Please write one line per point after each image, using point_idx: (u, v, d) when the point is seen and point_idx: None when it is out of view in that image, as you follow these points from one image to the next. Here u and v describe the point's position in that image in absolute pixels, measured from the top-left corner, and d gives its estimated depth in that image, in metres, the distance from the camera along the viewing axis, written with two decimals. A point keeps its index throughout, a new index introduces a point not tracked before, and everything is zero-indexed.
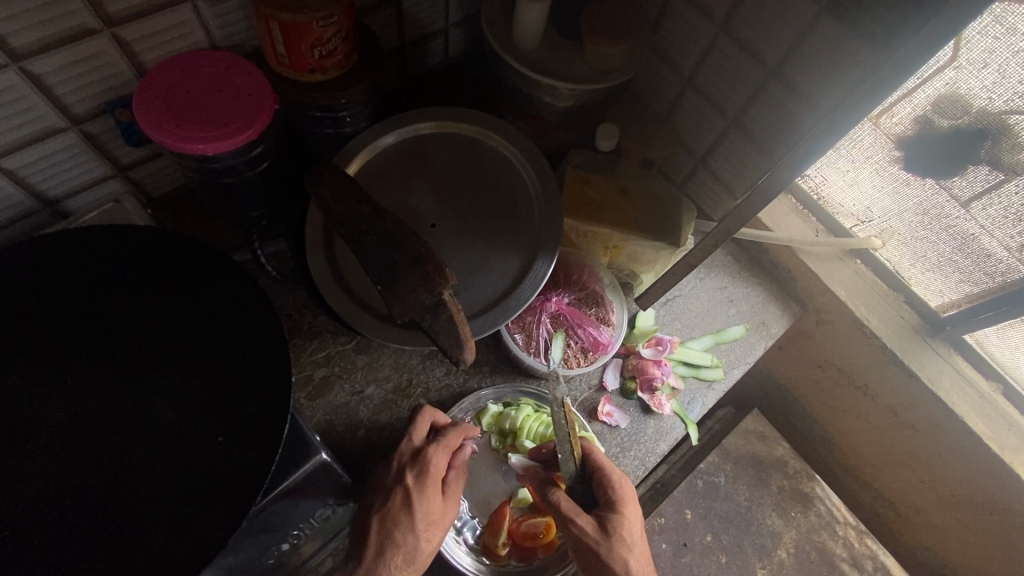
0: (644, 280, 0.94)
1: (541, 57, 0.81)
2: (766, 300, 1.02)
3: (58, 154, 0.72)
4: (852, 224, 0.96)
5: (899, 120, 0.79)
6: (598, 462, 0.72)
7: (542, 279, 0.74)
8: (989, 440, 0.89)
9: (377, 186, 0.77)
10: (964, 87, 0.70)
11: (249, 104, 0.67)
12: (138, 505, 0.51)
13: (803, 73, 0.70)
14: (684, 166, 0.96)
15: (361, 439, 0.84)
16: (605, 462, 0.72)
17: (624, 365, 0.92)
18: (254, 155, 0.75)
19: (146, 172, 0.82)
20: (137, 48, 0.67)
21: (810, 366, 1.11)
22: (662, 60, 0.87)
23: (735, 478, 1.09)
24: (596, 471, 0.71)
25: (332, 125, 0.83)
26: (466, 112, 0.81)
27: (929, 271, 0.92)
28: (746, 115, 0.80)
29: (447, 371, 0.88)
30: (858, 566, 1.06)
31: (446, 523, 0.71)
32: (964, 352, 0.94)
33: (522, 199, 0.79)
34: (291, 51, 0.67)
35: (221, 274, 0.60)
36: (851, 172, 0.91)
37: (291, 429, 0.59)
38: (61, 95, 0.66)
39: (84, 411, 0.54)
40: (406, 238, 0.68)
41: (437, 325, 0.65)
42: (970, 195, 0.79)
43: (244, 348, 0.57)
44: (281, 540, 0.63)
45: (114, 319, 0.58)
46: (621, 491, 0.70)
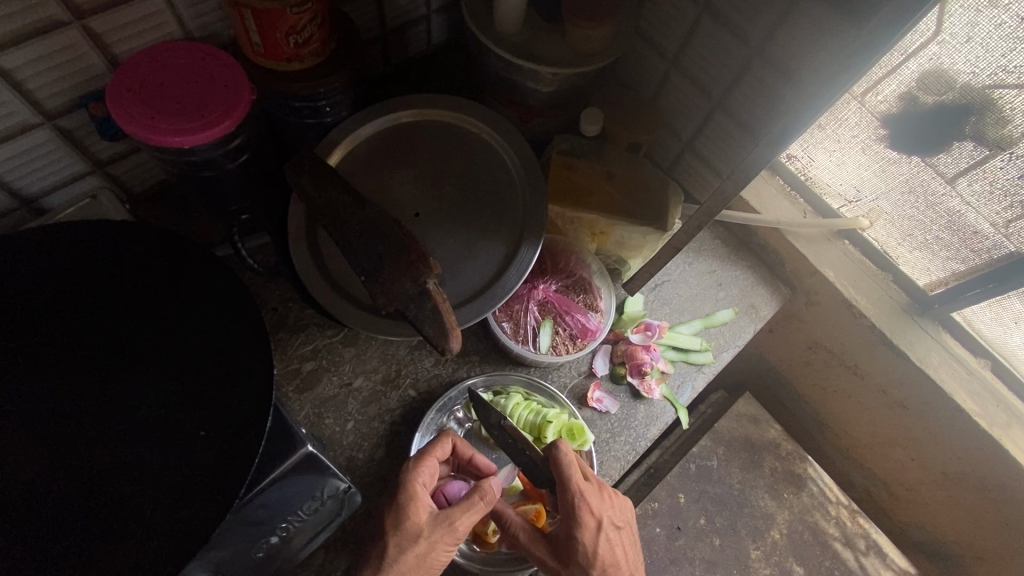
0: (632, 266, 0.94)
1: (523, 42, 0.80)
2: (755, 283, 1.02)
3: (33, 150, 0.71)
4: (839, 204, 0.96)
5: (884, 98, 0.79)
6: (559, 481, 0.69)
7: (528, 266, 0.73)
8: (977, 417, 0.90)
9: (359, 176, 0.77)
10: (947, 62, 0.70)
11: (225, 94, 0.66)
12: (120, 501, 0.50)
13: (785, 51, 0.69)
14: (670, 149, 0.96)
15: (350, 431, 0.83)
16: (564, 476, 0.69)
17: (613, 351, 0.92)
18: (233, 147, 0.74)
19: (124, 168, 0.81)
20: (109, 40, 0.66)
21: (800, 348, 1.11)
22: (646, 42, 0.87)
23: (728, 461, 1.09)
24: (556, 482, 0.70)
25: (313, 115, 0.82)
26: (446, 98, 0.80)
27: (916, 249, 0.92)
28: (731, 96, 0.79)
29: (436, 361, 0.88)
30: (850, 545, 1.07)
31: (428, 537, 0.66)
32: (953, 330, 0.94)
33: (506, 185, 0.78)
34: (265, 40, 0.66)
35: (200, 267, 0.59)
36: (837, 151, 0.90)
37: (275, 422, 0.59)
38: (32, 90, 0.65)
39: (65, 409, 0.53)
40: (389, 227, 0.67)
41: (422, 315, 0.64)
42: (955, 171, 0.79)
43: (225, 341, 0.56)
44: (269, 534, 0.63)
45: (93, 316, 0.57)
46: (580, 502, 0.69)
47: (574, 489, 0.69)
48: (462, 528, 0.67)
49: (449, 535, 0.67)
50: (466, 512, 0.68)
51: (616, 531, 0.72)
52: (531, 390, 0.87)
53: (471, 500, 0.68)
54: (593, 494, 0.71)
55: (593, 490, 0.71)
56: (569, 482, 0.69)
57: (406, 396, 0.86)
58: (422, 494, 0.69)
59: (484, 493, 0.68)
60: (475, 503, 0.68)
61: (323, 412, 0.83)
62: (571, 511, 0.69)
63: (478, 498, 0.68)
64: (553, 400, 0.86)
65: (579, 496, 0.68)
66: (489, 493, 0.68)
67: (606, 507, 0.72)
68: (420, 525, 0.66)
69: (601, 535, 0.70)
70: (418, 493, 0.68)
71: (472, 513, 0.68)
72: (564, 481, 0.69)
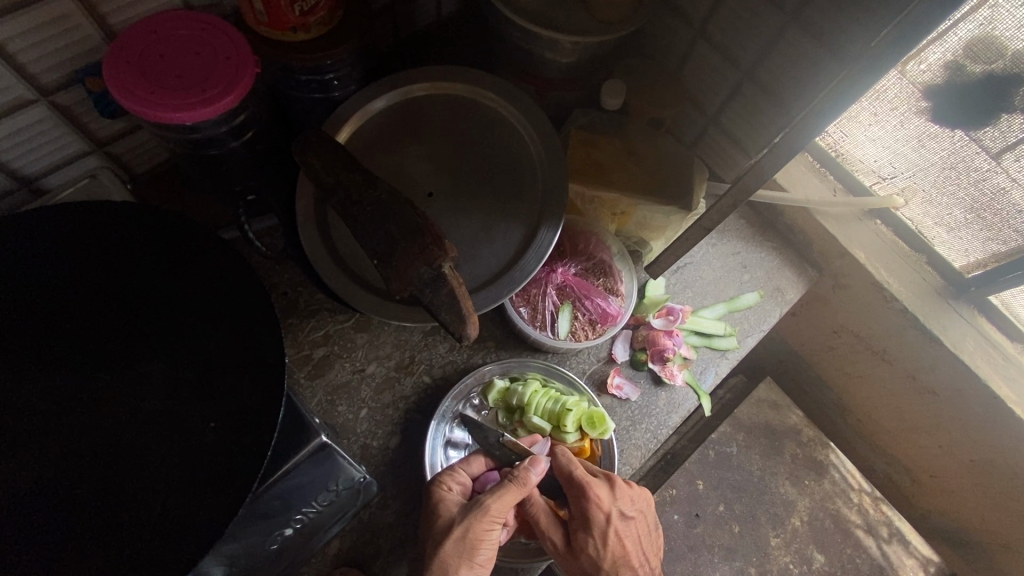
0: (654, 247, 0.89)
1: (540, 9, 0.75)
2: (781, 265, 0.98)
3: (30, 129, 0.67)
4: (872, 181, 0.91)
5: (927, 67, 0.74)
6: (564, 476, 0.70)
7: (547, 249, 0.70)
8: (1013, 405, 0.86)
9: (369, 154, 0.73)
10: (1000, 27, 0.65)
11: (228, 67, 0.62)
12: (129, 496, 0.48)
13: (824, 16, 0.64)
14: (694, 124, 0.91)
15: (364, 419, 0.81)
16: (570, 471, 0.70)
17: (633, 336, 0.89)
18: (238, 123, 0.71)
19: (125, 147, 0.78)
20: (104, 9, 0.62)
21: (825, 332, 1.07)
22: (671, 10, 0.81)
23: (748, 448, 1.07)
24: (564, 478, 0.70)
25: (320, 89, 0.78)
26: (459, 70, 0.76)
27: (954, 229, 0.87)
28: (762, 67, 0.75)
29: (450, 347, 0.85)
30: (872, 533, 1.05)
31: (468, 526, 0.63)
32: (989, 313, 0.90)
33: (524, 163, 0.74)
34: (269, 7, 0.62)
35: (206, 250, 0.56)
36: (873, 125, 0.85)
37: (288, 412, 0.56)
38: (25, 64, 0.61)
39: (72, 399, 0.51)
40: (401, 208, 0.64)
41: (438, 300, 0.61)
42: (1002, 146, 0.74)
43: (234, 328, 0.54)
44: (284, 525, 0.61)
45: (97, 302, 0.54)
46: (589, 497, 0.69)
47: (579, 485, 0.69)
48: (501, 511, 0.64)
49: (488, 522, 0.64)
50: (499, 496, 0.65)
51: (628, 523, 0.71)
52: (549, 377, 0.84)
53: (505, 485, 0.65)
54: (600, 486, 0.70)
55: (602, 486, 0.71)
56: (574, 477, 0.69)
57: (421, 382, 0.84)
58: (450, 494, 0.68)
59: (517, 476, 0.66)
60: (509, 488, 0.65)
61: (336, 399, 0.81)
62: (580, 503, 0.69)
63: (512, 483, 0.65)
64: (573, 386, 0.83)
65: (585, 493, 0.68)
66: (523, 476, 0.66)
67: (616, 501, 0.71)
68: (454, 518, 0.65)
69: (611, 527, 0.69)
70: (445, 493, 0.68)
71: (507, 496, 0.64)
72: (569, 476, 0.70)
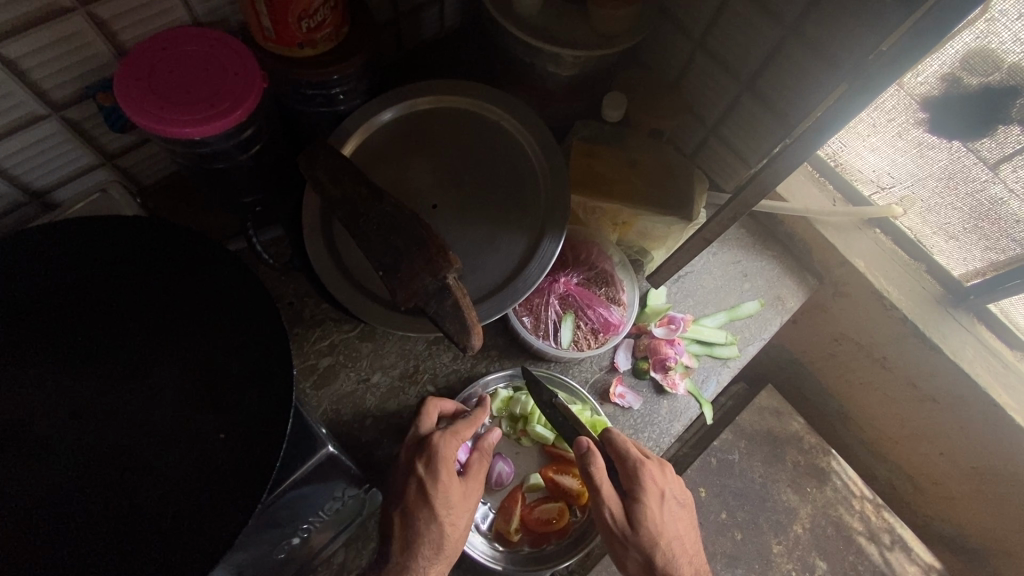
0: (655, 257, 0.90)
1: (542, 23, 0.76)
2: (782, 274, 0.98)
3: (41, 143, 0.69)
4: (871, 191, 0.92)
5: (925, 79, 0.75)
6: (619, 456, 0.72)
7: (550, 259, 0.71)
8: (1013, 412, 0.87)
9: (374, 167, 0.74)
10: (995, 41, 0.66)
11: (237, 82, 0.63)
12: (140, 506, 0.49)
13: (822, 30, 0.65)
14: (694, 135, 0.92)
15: (369, 428, 0.82)
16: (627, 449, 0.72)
17: (636, 344, 0.90)
18: (245, 137, 0.72)
19: (134, 160, 0.79)
20: (115, 26, 0.64)
21: (826, 340, 1.08)
22: (671, 22, 0.83)
23: (750, 455, 1.07)
24: (617, 458, 0.72)
25: (325, 103, 0.79)
26: (463, 84, 0.77)
27: (953, 238, 0.88)
28: (761, 79, 0.76)
29: (454, 356, 0.86)
30: (874, 540, 1.05)
31: (467, 503, 0.71)
32: (988, 321, 0.91)
33: (526, 174, 0.76)
34: (276, 24, 0.63)
35: (215, 264, 0.57)
36: (871, 136, 0.86)
37: (295, 423, 0.57)
38: (38, 80, 0.63)
39: (83, 411, 0.52)
40: (407, 220, 0.65)
41: (443, 311, 0.62)
42: (999, 156, 0.75)
43: (242, 341, 0.55)
44: (291, 535, 0.62)
45: (108, 315, 0.55)
46: (644, 477, 0.70)
47: (636, 460, 0.71)
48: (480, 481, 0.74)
49: (474, 493, 0.73)
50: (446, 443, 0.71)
51: (676, 505, 0.73)
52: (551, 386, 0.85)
53: (482, 459, 0.75)
54: (653, 467, 0.73)
55: (655, 466, 0.73)
56: (629, 454, 0.71)
57: (425, 391, 0.84)
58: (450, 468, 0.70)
59: (488, 447, 0.75)
60: (484, 461, 0.75)
61: (341, 409, 0.82)
62: (635, 479, 0.70)
63: (485, 456, 0.75)
64: (574, 395, 0.84)
65: (644, 467, 0.71)
66: (489, 444, 0.75)
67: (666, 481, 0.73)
68: (459, 497, 0.70)
69: (664, 503, 0.71)
70: (449, 467, 0.70)
71: (480, 468, 0.74)
72: (624, 455, 0.71)
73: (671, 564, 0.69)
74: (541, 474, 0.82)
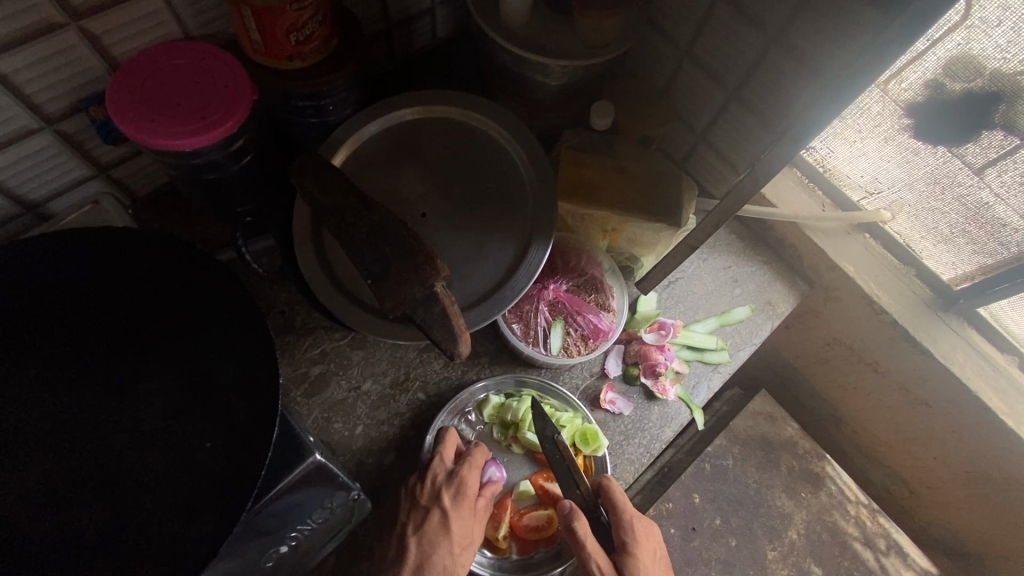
0: (644, 263, 0.91)
1: (530, 34, 0.77)
2: (772, 279, 0.99)
3: (34, 156, 0.70)
4: (860, 196, 0.93)
5: (908, 86, 0.75)
6: (613, 509, 0.75)
7: (538, 266, 0.71)
8: (1005, 416, 0.87)
9: (364, 176, 0.75)
10: (977, 47, 0.67)
11: (227, 94, 0.64)
12: (125, 516, 0.49)
13: (804, 38, 0.66)
14: (683, 142, 0.93)
15: (360, 436, 0.82)
16: (621, 501, 0.75)
17: (626, 351, 0.90)
18: (237, 148, 0.73)
19: (127, 171, 0.80)
20: (108, 41, 0.65)
21: (818, 345, 1.08)
22: (658, 31, 0.84)
23: (744, 460, 1.07)
24: (610, 511, 0.75)
25: (316, 114, 0.80)
26: (452, 95, 0.78)
27: (941, 243, 0.88)
28: (747, 86, 0.76)
29: (445, 364, 0.87)
30: (870, 545, 1.05)
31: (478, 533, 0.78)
32: (978, 325, 0.91)
33: (515, 183, 0.76)
34: (266, 38, 0.64)
35: (204, 274, 0.58)
36: (858, 142, 0.87)
37: (282, 431, 0.57)
38: (31, 94, 0.64)
39: (72, 421, 0.52)
40: (396, 229, 0.65)
41: (431, 319, 0.63)
42: (984, 161, 0.76)
43: (229, 350, 0.55)
44: (280, 542, 0.62)
45: (97, 325, 0.56)
46: (634, 533, 0.74)
47: (630, 515, 0.74)
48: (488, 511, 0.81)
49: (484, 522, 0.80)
50: (468, 470, 0.78)
51: (661, 561, 0.76)
52: (543, 393, 0.85)
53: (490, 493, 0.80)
54: (642, 525, 0.76)
55: (644, 523, 0.76)
56: (624, 508, 0.74)
57: (416, 399, 0.85)
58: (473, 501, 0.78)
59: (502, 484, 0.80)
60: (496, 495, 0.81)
61: (332, 417, 0.82)
62: (630, 531, 0.74)
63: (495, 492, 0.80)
64: (566, 402, 0.84)
65: (637, 521, 0.74)
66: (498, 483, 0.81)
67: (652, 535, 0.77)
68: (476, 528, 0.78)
69: (654, 556, 0.75)
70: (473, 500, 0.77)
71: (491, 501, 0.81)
72: (617, 506, 0.74)
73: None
74: (531, 481, 0.82)
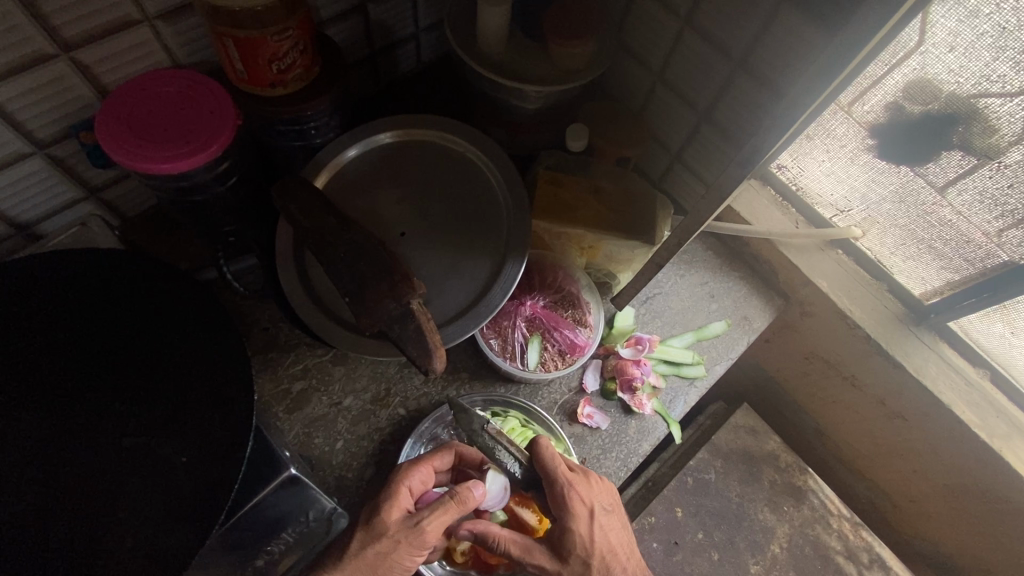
0: (621, 279, 0.92)
1: (507, 61, 0.80)
2: (748, 294, 1.01)
3: (26, 178, 0.72)
4: (831, 214, 0.95)
5: (870, 108, 0.78)
6: (546, 477, 0.71)
7: (512, 283, 0.73)
8: (978, 428, 0.88)
9: (344, 197, 0.77)
10: (931, 72, 0.69)
11: (211, 120, 0.67)
12: (100, 530, 0.51)
13: (766, 64, 0.69)
14: (659, 161, 0.96)
15: (340, 451, 0.84)
16: (552, 469, 0.70)
17: (603, 365, 0.92)
18: (222, 170, 0.76)
19: (117, 193, 0.83)
20: (98, 70, 0.68)
21: (798, 358, 1.10)
22: (631, 57, 0.87)
23: (726, 474, 1.08)
24: (544, 477, 0.71)
25: (300, 138, 0.83)
26: (429, 118, 0.81)
27: (909, 259, 0.91)
28: (716, 109, 0.79)
29: (424, 380, 0.88)
30: (853, 559, 1.05)
31: (394, 544, 0.67)
32: (950, 339, 0.92)
33: (490, 203, 0.79)
34: (249, 67, 0.67)
35: (184, 292, 0.60)
36: (827, 162, 0.90)
37: (257, 447, 0.59)
38: (23, 120, 0.67)
39: (49, 437, 0.53)
40: (373, 248, 0.68)
41: (405, 335, 0.65)
42: (945, 180, 0.78)
43: (205, 367, 0.57)
44: (255, 557, 0.63)
45: (78, 343, 0.57)
46: (569, 504, 0.69)
47: (563, 483, 0.70)
48: (430, 528, 0.67)
49: (414, 538, 0.67)
50: (437, 514, 0.68)
51: (607, 513, 0.73)
52: (529, 418, 0.87)
53: (445, 502, 0.70)
54: (581, 484, 0.72)
55: (581, 481, 0.72)
56: (556, 476, 0.70)
57: (396, 414, 0.86)
58: (403, 495, 0.71)
59: (458, 494, 0.70)
60: (449, 506, 0.69)
61: (313, 432, 0.84)
62: (561, 507, 0.69)
63: (452, 501, 0.69)
64: (550, 431, 0.86)
65: (571, 488, 0.70)
66: (463, 494, 0.70)
67: (596, 495, 0.73)
68: (386, 524, 0.68)
69: (595, 525, 0.70)
70: (399, 494, 0.71)
71: (442, 513, 0.69)
72: (551, 478, 0.70)
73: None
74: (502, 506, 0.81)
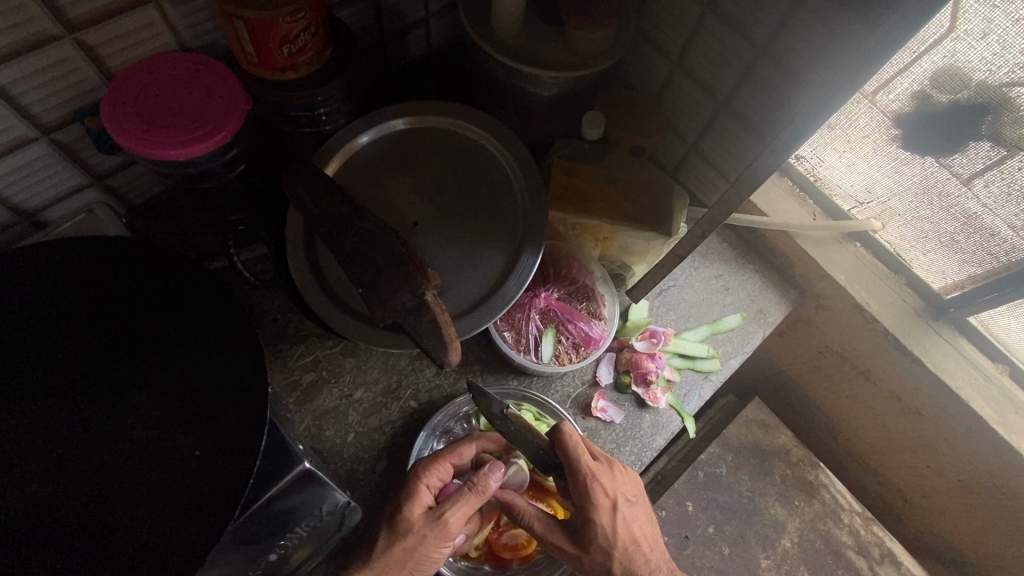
0: (636, 271, 0.91)
1: (522, 46, 0.78)
2: (764, 287, 1.00)
3: (30, 165, 0.70)
4: (851, 206, 0.94)
5: (896, 97, 0.76)
6: (570, 469, 0.68)
7: (528, 275, 0.72)
8: (995, 425, 0.87)
9: (355, 186, 0.75)
10: (962, 59, 0.67)
11: (220, 104, 0.65)
12: (111, 526, 0.49)
13: (792, 50, 0.67)
14: (675, 151, 0.94)
15: (351, 443, 0.83)
16: (576, 461, 0.68)
17: (617, 359, 0.91)
18: (231, 157, 0.74)
19: (122, 180, 0.81)
20: (103, 52, 0.66)
21: (812, 352, 1.08)
22: (649, 43, 0.85)
23: (737, 469, 1.07)
24: (567, 468, 0.69)
25: (309, 124, 0.81)
26: (442, 105, 0.79)
27: (931, 252, 0.89)
28: (737, 97, 0.77)
29: (436, 372, 0.87)
30: (864, 554, 1.05)
31: (417, 541, 0.67)
32: (969, 334, 0.91)
33: (506, 192, 0.77)
34: (258, 50, 0.65)
35: (195, 282, 0.58)
36: (848, 153, 0.88)
37: (271, 439, 0.58)
38: (27, 105, 0.65)
39: (59, 429, 0.52)
40: (387, 237, 0.66)
41: (420, 327, 0.63)
42: (971, 171, 0.76)
43: (216, 359, 0.55)
44: (268, 552, 0.62)
45: (87, 334, 0.56)
46: (592, 496, 0.68)
47: (587, 475, 0.68)
48: (454, 521, 0.68)
49: (436, 531, 0.67)
50: (458, 506, 0.68)
51: (631, 506, 0.71)
52: (543, 411, 0.85)
53: (463, 492, 0.69)
54: (605, 476, 0.70)
55: (606, 473, 0.70)
56: (580, 467, 0.68)
57: (407, 407, 0.85)
58: (423, 493, 0.70)
59: (474, 484, 0.69)
60: (467, 496, 0.69)
61: (323, 424, 0.83)
62: (583, 496, 0.68)
63: (470, 490, 0.69)
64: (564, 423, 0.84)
65: (594, 480, 0.68)
66: (480, 484, 0.69)
67: (619, 486, 0.71)
68: (409, 521, 0.68)
69: (617, 516, 0.69)
70: (419, 491, 0.70)
71: (463, 503, 0.68)
72: (574, 468, 0.68)
73: (631, 569, 0.69)
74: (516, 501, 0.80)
